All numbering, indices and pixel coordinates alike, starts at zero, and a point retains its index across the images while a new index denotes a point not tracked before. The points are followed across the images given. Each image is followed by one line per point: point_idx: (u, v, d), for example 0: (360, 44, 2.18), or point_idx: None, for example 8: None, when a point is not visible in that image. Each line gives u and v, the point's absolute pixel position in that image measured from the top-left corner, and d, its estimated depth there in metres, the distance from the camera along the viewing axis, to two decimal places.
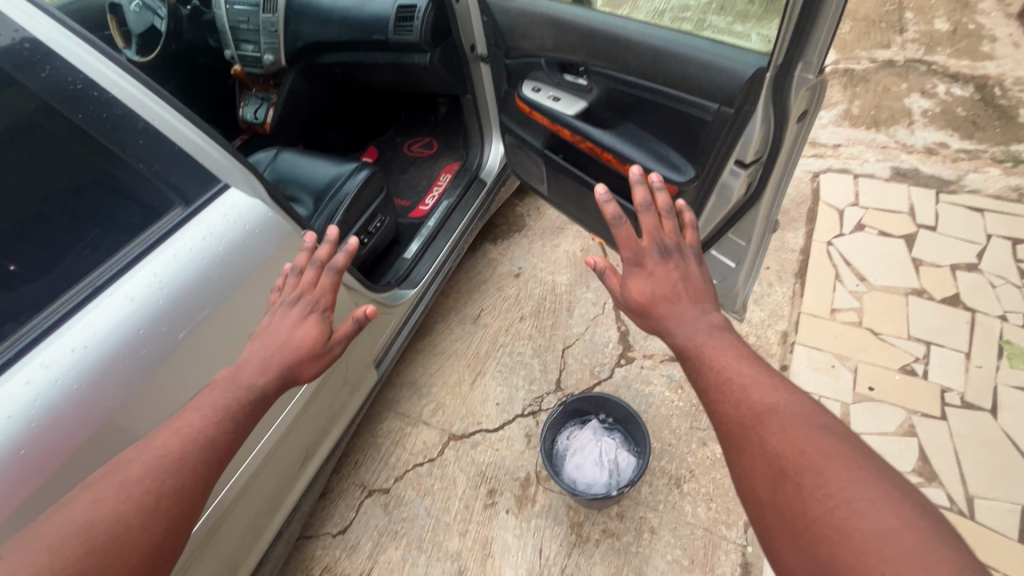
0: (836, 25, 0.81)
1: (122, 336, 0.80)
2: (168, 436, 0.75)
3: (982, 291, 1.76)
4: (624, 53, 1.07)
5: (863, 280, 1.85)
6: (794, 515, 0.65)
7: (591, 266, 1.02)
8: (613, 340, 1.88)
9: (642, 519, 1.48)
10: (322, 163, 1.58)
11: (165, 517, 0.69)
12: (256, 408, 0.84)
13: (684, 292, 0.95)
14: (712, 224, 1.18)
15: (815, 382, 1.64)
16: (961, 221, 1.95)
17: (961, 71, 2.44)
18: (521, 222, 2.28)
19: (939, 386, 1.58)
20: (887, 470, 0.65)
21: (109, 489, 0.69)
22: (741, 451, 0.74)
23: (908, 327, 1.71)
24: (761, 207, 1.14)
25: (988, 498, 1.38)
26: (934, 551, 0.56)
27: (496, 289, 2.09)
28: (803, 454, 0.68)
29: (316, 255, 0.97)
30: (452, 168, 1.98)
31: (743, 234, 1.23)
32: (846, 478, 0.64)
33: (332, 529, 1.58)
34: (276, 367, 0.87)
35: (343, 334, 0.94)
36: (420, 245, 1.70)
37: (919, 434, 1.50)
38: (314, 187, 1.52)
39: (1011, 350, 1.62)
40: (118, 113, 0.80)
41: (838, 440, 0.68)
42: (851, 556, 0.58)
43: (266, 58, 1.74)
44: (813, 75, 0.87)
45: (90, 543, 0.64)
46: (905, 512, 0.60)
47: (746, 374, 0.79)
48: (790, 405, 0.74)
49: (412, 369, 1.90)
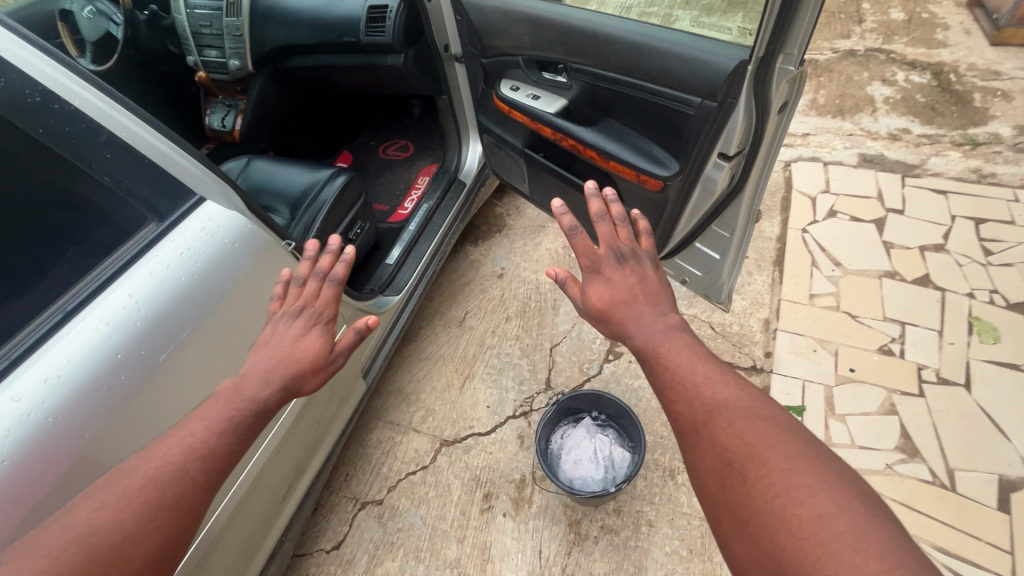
0: (817, 18, 0.79)
1: (99, 361, 0.76)
2: (171, 444, 0.71)
3: (951, 271, 1.82)
4: (604, 48, 1.07)
5: (839, 265, 1.89)
6: (739, 507, 0.65)
7: (552, 278, 1.00)
8: (600, 336, 1.88)
9: (639, 513, 1.49)
10: (299, 169, 1.54)
11: (169, 526, 0.65)
12: (258, 416, 0.80)
13: (640, 293, 0.95)
14: (696, 216, 1.19)
15: (798, 367, 1.68)
16: (927, 204, 2.02)
17: (918, 59, 2.53)
18: (501, 222, 2.27)
19: (916, 364, 1.63)
20: (826, 459, 0.66)
21: (110, 499, 0.65)
22: (691, 446, 0.74)
23: (884, 309, 1.76)
24: (744, 199, 1.15)
25: (968, 470, 1.43)
26: (865, 530, 0.57)
27: (480, 290, 2.07)
28: (752, 443, 0.69)
29: (318, 265, 0.96)
30: (430, 170, 1.95)
31: (726, 227, 1.24)
32: (788, 467, 0.65)
33: (326, 545, 1.54)
34: (279, 376, 0.84)
35: (346, 345, 0.91)
36: (402, 250, 1.67)
37: (899, 412, 1.55)
38: (290, 196, 1.47)
39: (981, 326, 1.68)
40: (83, 126, 0.75)
41: (781, 429, 0.69)
42: (789, 544, 0.59)
43: (232, 63, 1.68)
44: (794, 66, 0.87)
45: (90, 554, 0.59)
46: (842, 499, 0.61)
47: (699, 369, 0.80)
48: (738, 398, 0.75)
49: (399, 377, 1.87)
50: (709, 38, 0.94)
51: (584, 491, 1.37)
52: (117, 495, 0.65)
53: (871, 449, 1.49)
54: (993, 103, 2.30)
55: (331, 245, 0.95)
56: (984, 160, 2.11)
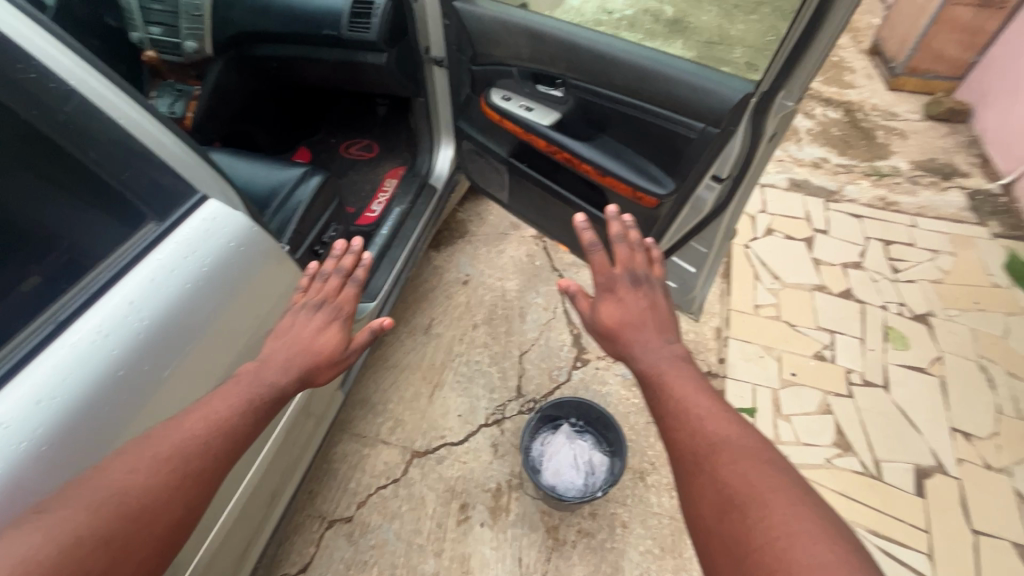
0: (819, 62, 0.90)
1: (100, 364, 0.73)
2: (195, 416, 0.76)
3: (868, 285, 2.07)
4: (609, 69, 1.11)
5: (777, 278, 2.09)
6: (735, 545, 0.66)
7: (564, 290, 1.04)
8: (567, 343, 1.92)
9: (613, 515, 1.54)
10: (265, 167, 1.42)
11: (192, 497, 0.70)
12: (273, 404, 0.85)
13: (650, 318, 0.99)
14: (681, 232, 1.27)
15: (748, 372, 1.83)
16: (846, 226, 2.28)
17: (832, 97, 2.86)
18: (464, 228, 2.25)
19: (845, 367, 1.84)
20: (823, 509, 0.67)
21: (143, 460, 0.69)
22: (690, 480, 0.75)
23: (816, 318, 1.97)
24: (724, 219, 1.24)
25: (891, 460, 1.63)
26: None
27: (445, 297, 2.04)
28: (750, 482, 0.70)
29: (341, 264, 1.06)
30: (397, 173, 1.89)
31: (703, 243, 1.33)
32: (786, 512, 0.65)
33: (290, 569, 1.44)
34: (298, 367, 0.90)
35: (360, 342, 1.00)
36: (375, 255, 1.61)
37: (834, 411, 1.73)
38: (259, 195, 1.37)
39: (894, 334, 1.93)
40: (87, 115, 0.73)
41: (780, 474, 0.71)
42: None
43: (186, 45, 1.56)
44: (792, 102, 0.97)
45: (125, 513, 0.64)
46: (837, 550, 0.61)
47: (702, 404, 0.81)
48: (740, 437, 0.76)
49: (363, 386, 1.79)
50: (715, 69, 1.01)
51: (566, 497, 1.39)
52: (149, 459, 0.69)
53: (813, 445, 1.66)
54: (893, 140, 2.65)
55: (355, 247, 1.06)
56: (889, 189, 2.42)
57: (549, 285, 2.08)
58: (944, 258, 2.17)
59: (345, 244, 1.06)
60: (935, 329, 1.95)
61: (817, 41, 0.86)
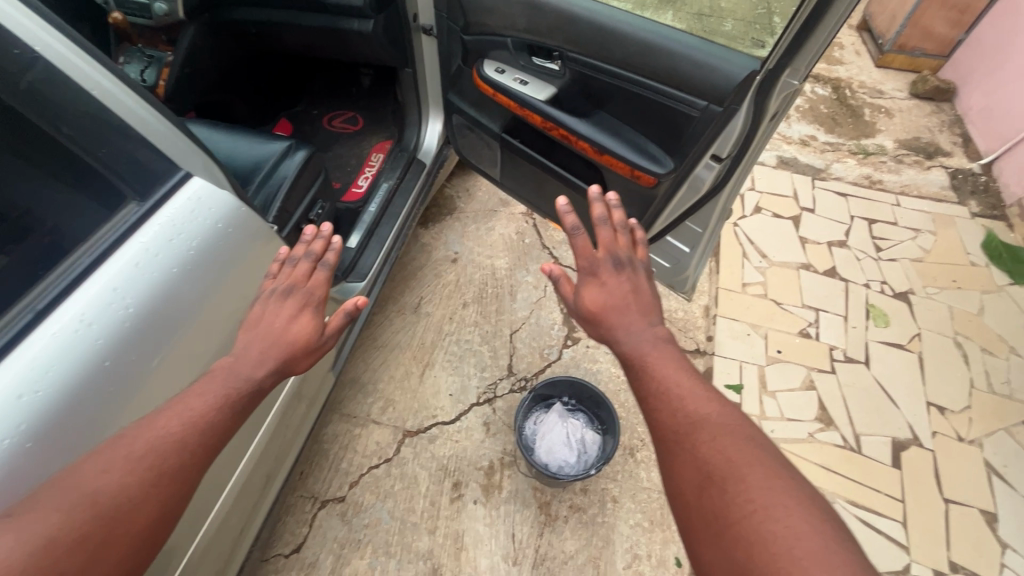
0: (826, 42, 0.88)
1: (84, 354, 0.70)
2: (171, 414, 0.73)
3: (852, 263, 2.11)
4: (610, 42, 1.07)
5: (765, 256, 2.11)
6: (716, 521, 0.66)
7: (547, 274, 0.99)
8: (558, 322, 1.92)
9: (604, 490, 1.57)
10: (247, 139, 1.35)
11: (165, 497, 0.68)
12: (252, 397, 0.82)
13: (633, 302, 0.96)
14: (675, 212, 1.26)
15: (735, 350, 1.86)
16: (832, 204, 2.30)
17: (821, 73, 2.84)
18: (451, 204, 2.21)
19: (828, 345, 1.88)
20: (800, 483, 0.68)
21: (115, 460, 0.67)
22: (670, 457, 0.74)
23: (802, 296, 2.00)
24: (718, 200, 1.24)
25: (871, 434, 1.68)
26: (829, 551, 0.60)
27: (434, 276, 2.01)
28: (734, 467, 0.69)
29: (311, 246, 0.98)
30: (383, 146, 1.82)
31: (696, 223, 1.32)
32: (766, 487, 0.66)
33: (284, 549, 1.43)
34: (275, 356, 0.86)
35: (335, 327, 0.94)
36: (362, 235, 1.56)
37: (817, 387, 1.78)
38: (241, 169, 1.31)
39: (875, 312, 1.97)
40: (58, 87, 0.68)
41: (759, 450, 0.71)
42: (763, 562, 0.60)
43: (157, 6, 1.43)
44: (797, 81, 0.95)
45: (96, 513, 0.62)
46: (814, 524, 0.63)
47: (682, 383, 0.81)
48: (720, 415, 0.76)
49: (352, 366, 1.77)
50: (720, 45, 0.98)
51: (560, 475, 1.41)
52: (123, 448, 0.67)
53: (797, 421, 1.71)
54: (879, 118, 2.66)
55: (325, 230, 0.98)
56: (874, 168, 2.44)
57: (539, 263, 2.06)
58: (925, 237, 2.21)
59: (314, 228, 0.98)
60: (915, 307, 2.00)
61: (823, 24, 0.85)
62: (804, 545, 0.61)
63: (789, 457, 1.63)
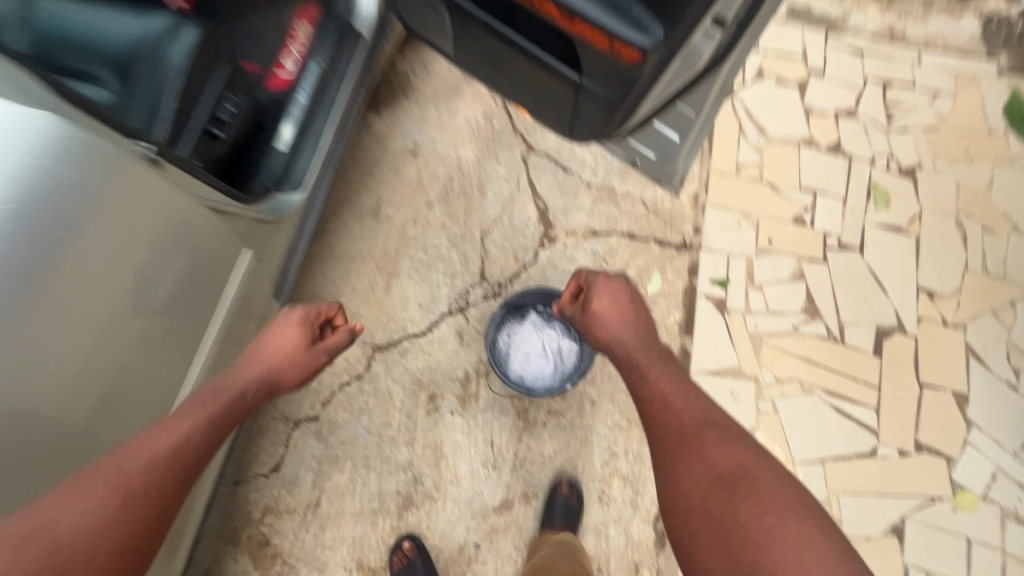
0: None
1: None
2: (148, 437, 0.88)
3: (859, 137, 1.89)
4: None
5: (763, 133, 1.87)
6: (725, 517, 0.81)
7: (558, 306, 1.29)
8: (533, 219, 1.75)
9: (583, 393, 1.53)
10: (121, 17, 1.09)
11: (132, 513, 0.80)
12: (216, 435, 0.97)
13: (631, 313, 1.19)
14: (665, 94, 1.02)
15: (724, 241, 1.73)
16: (847, 64, 1.97)
17: None
18: (407, 81, 1.85)
19: (823, 231, 1.75)
20: (796, 489, 0.84)
21: (87, 490, 0.78)
22: (680, 461, 0.90)
23: (801, 178, 1.82)
24: (717, 72, 1.00)
25: (855, 324, 1.64)
26: (820, 548, 0.76)
27: (392, 173, 1.78)
28: (708, 465, 0.87)
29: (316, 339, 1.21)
30: (310, 11, 1.37)
31: (692, 102, 1.09)
32: (769, 491, 0.83)
33: (263, 469, 1.42)
34: (264, 376, 1.10)
35: (336, 346, 1.20)
36: (296, 125, 1.32)
37: (807, 278, 1.69)
38: (119, 53, 1.08)
39: (877, 192, 1.81)
40: None
41: (755, 455, 0.89)
42: (764, 556, 0.76)
43: None
44: None
45: (57, 549, 0.72)
46: (807, 526, 0.78)
47: (688, 398, 0.98)
48: (718, 422, 0.94)
49: (311, 281, 1.63)
50: None
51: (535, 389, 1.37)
52: (112, 482, 0.81)
53: (783, 314, 1.64)
54: None
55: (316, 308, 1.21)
56: None
57: (510, 151, 1.81)
58: (944, 100, 1.94)
59: (307, 308, 1.20)
60: (919, 183, 1.84)
61: None
62: (766, 524, 0.79)
63: (772, 350, 1.60)
